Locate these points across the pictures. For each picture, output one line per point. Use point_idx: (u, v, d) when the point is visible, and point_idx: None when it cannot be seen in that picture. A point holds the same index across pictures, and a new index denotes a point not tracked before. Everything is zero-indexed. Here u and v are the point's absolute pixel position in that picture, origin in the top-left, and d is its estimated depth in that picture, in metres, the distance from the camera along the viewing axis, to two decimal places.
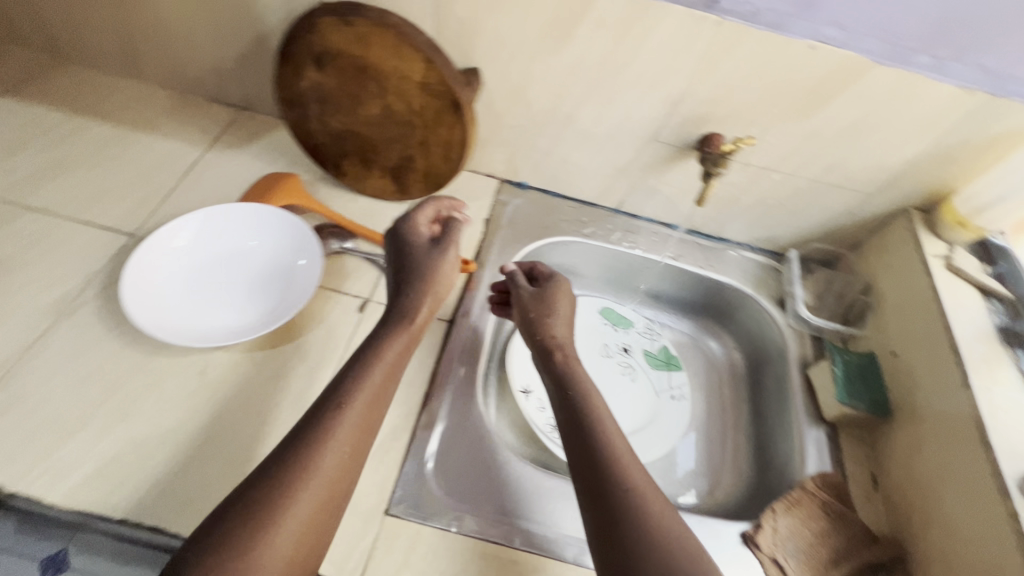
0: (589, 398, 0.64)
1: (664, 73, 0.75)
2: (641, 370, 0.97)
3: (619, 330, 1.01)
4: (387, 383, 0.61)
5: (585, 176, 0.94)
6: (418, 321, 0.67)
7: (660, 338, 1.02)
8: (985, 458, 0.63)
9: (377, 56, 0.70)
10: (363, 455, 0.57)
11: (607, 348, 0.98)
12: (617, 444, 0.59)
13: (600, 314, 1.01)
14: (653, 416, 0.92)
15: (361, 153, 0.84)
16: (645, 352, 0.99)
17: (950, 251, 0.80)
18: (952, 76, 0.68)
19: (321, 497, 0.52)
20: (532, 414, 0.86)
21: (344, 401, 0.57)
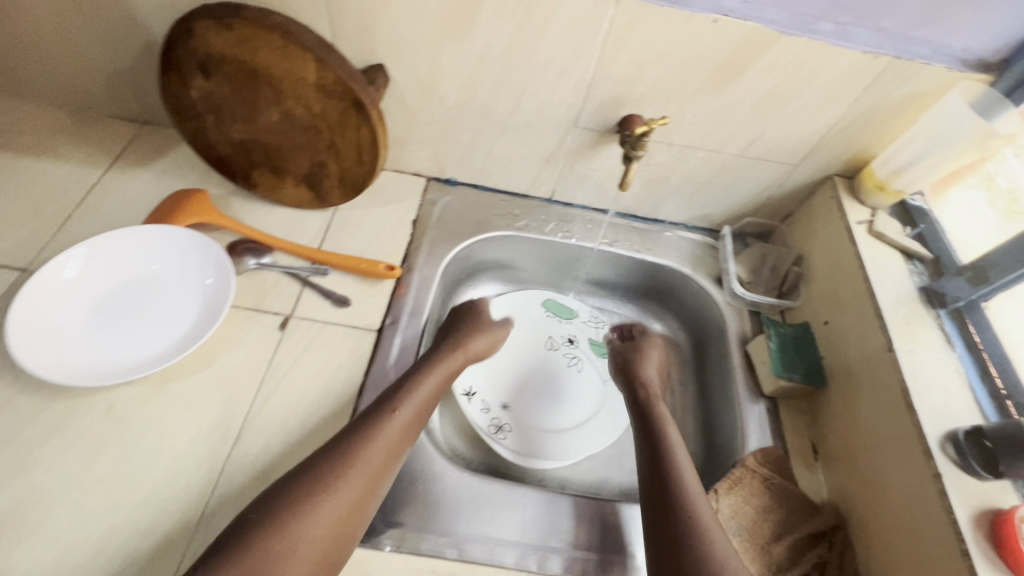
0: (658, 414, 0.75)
1: (573, 56, 0.72)
2: (586, 360, 0.96)
3: (563, 321, 1.00)
4: (433, 397, 0.70)
5: (512, 168, 0.92)
6: (457, 355, 0.76)
7: (605, 325, 1.01)
8: (910, 420, 0.63)
9: (265, 59, 0.66)
10: (401, 454, 0.64)
11: (551, 341, 0.97)
12: (677, 449, 0.69)
13: (544, 307, 1.00)
14: (599, 405, 0.91)
15: (269, 162, 0.79)
16: (591, 341, 0.98)
17: (873, 217, 0.81)
18: (856, 41, 0.67)
19: (362, 482, 0.59)
20: (475, 416, 0.85)
21: (396, 406, 0.65)
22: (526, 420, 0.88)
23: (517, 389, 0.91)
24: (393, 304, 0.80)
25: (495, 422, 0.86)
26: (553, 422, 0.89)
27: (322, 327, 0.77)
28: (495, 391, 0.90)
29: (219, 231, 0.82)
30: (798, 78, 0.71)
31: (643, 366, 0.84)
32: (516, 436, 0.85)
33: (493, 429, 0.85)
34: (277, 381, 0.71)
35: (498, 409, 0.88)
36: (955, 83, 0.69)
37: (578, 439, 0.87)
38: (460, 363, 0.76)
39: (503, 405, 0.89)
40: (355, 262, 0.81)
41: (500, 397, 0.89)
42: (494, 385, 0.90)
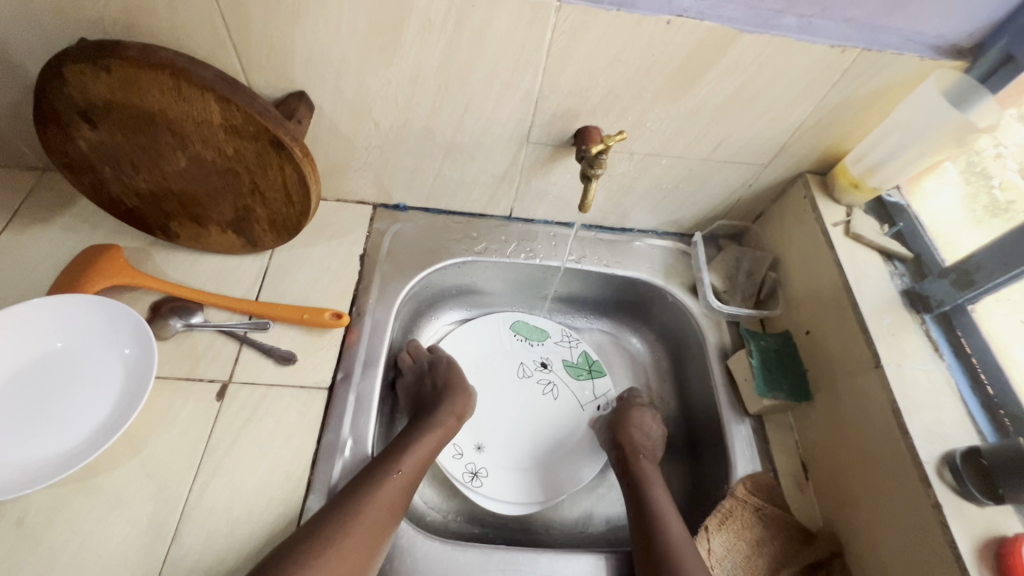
0: (648, 487, 0.71)
1: (516, 69, 0.64)
2: (561, 384, 0.91)
3: (534, 343, 0.94)
4: (417, 474, 0.67)
5: (464, 189, 0.84)
6: (436, 436, 0.72)
7: (578, 343, 0.94)
8: (903, 443, 0.59)
9: (157, 103, 0.57)
10: (387, 536, 0.61)
11: (523, 368, 0.91)
12: (674, 527, 0.66)
13: (513, 330, 0.94)
14: (578, 435, 0.87)
15: (187, 212, 0.70)
16: (565, 363, 0.92)
17: (849, 216, 0.76)
18: (822, 35, 0.61)
19: (363, 542, 0.58)
20: (448, 465, 0.79)
21: (392, 469, 0.65)
22: (502, 460, 0.82)
23: (491, 425, 0.85)
24: (346, 354, 0.74)
25: (470, 468, 0.80)
26: (532, 458, 0.84)
27: (266, 391, 0.69)
28: (467, 432, 0.84)
29: (139, 292, 0.73)
30: (764, 77, 0.65)
31: (631, 430, 0.79)
32: (493, 479, 0.80)
33: (468, 476, 0.79)
34: (218, 461, 0.64)
35: (472, 451, 0.82)
36: (930, 71, 0.64)
37: (557, 475, 0.82)
38: (439, 441, 0.72)
39: (477, 446, 0.83)
40: (298, 311, 0.73)
41: (473, 437, 0.83)
42: (466, 425, 0.84)
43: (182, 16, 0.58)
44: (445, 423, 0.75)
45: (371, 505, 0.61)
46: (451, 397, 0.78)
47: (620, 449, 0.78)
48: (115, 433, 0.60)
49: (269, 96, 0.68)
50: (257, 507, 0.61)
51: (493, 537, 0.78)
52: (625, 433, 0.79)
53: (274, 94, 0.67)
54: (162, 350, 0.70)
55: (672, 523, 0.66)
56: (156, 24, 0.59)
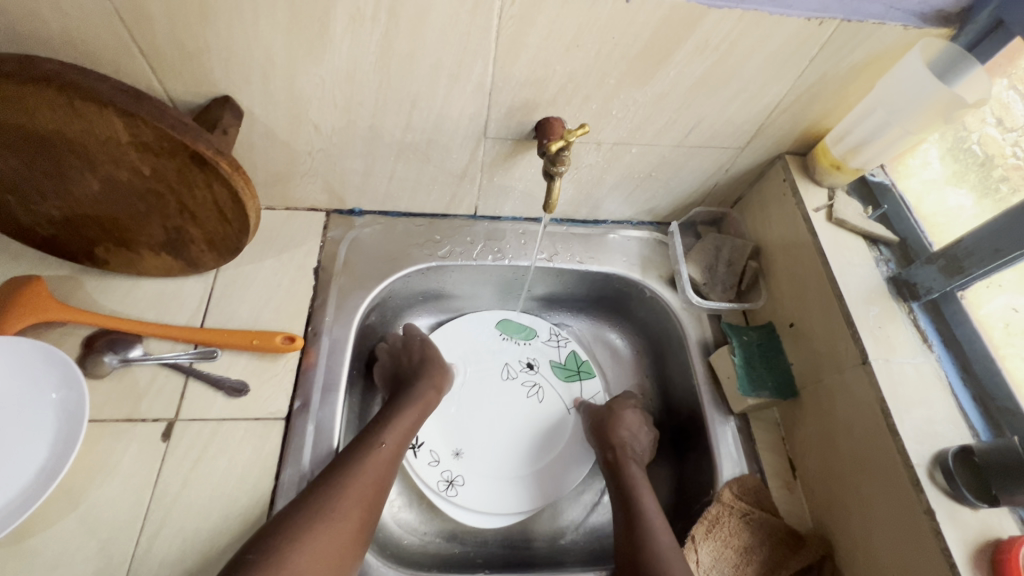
0: (635, 490, 0.69)
1: (463, 61, 0.58)
2: (545, 385, 0.86)
3: (520, 342, 0.89)
4: (402, 444, 0.68)
5: (423, 190, 0.78)
6: (410, 416, 0.71)
7: (567, 342, 0.90)
8: (892, 444, 0.56)
9: (52, 123, 0.50)
10: (378, 503, 0.63)
11: (507, 369, 0.86)
12: (660, 531, 0.63)
13: (497, 330, 0.89)
14: (565, 438, 0.82)
15: (113, 238, 0.64)
16: (552, 363, 0.88)
17: (831, 200, 0.72)
18: (797, 6, 0.55)
19: (356, 511, 0.60)
20: (422, 473, 0.75)
21: (376, 441, 0.66)
22: (481, 467, 0.78)
23: (471, 430, 0.81)
24: (303, 379, 0.69)
25: (446, 476, 0.76)
26: (512, 466, 0.79)
27: (216, 426, 0.64)
28: (448, 437, 0.79)
29: (69, 327, 0.67)
30: (735, 56, 0.59)
31: (619, 429, 0.76)
32: (470, 486, 0.76)
33: (442, 484, 0.75)
34: (166, 507, 0.59)
35: (449, 458, 0.78)
36: (915, 41, 0.59)
37: (542, 483, 0.79)
38: (420, 412, 0.73)
39: (456, 451, 0.79)
40: (247, 336, 0.68)
41: (453, 442, 0.79)
42: (444, 428, 0.80)
43: (72, 18, 0.50)
44: (420, 402, 0.73)
45: (348, 492, 0.60)
46: (426, 379, 0.76)
47: (609, 450, 0.75)
48: (39, 498, 0.54)
49: (191, 102, 0.60)
50: (212, 555, 0.57)
51: (475, 556, 0.75)
52: (613, 434, 0.75)
53: (195, 100, 0.60)
54: (99, 390, 0.64)
55: (659, 528, 0.64)
56: (43, 29, 0.51)
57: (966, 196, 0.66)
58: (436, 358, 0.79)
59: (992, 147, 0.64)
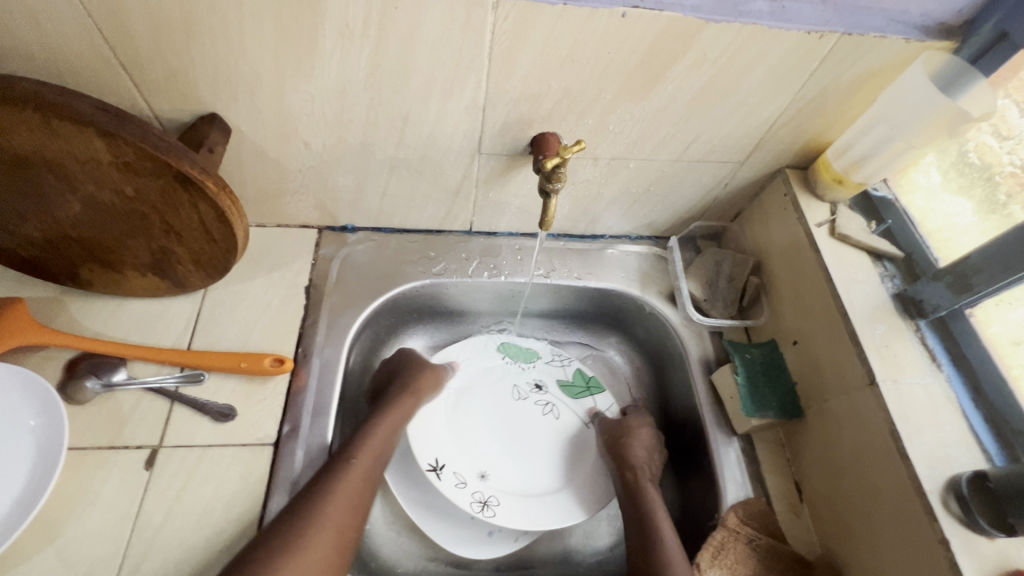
0: (653, 517, 0.66)
1: (456, 76, 0.57)
2: (560, 405, 0.83)
3: (524, 364, 0.85)
4: (379, 457, 0.65)
5: (416, 207, 0.76)
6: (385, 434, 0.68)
7: (570, 362, 0.87)
8: (902, 469, 0.54)
9: (30, 144, 0.49)
10: (356, 525, 0.59)
11: (518, 390, 0.83)
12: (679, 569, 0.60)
13: (501, 353, 0.85)
14: (588, 454, 0.80)
15: (96, 258, 0.62)
16: (560, 383, 0.85)
17: (833, 215, 0.70)
18: (797, 20, 0.54)
19: (331, 536, 0.56)
20: (452, 496, 0.71)
21: (349, 455, 0.63)
22: (509, 487, 0.75)
23: (490, 451, 0.77)
24: (293, 402, 0.66)
25: (478, 498, 0.72)
26: (539, 485, 0.76)
27: (202, 453, 0.61)
28: (466, 461, 0.75)
29: (52, 350, 0.65)
30: (734, 70, 0.58)
31: (635, 450, 0.73)
32: (508, 506, 0.73)
33: (476, 505, 0.72)
34: (147, 539, 0.56)
35: (475, 480, 0.74)
36: (917, 54, 0.57)
37: (583, 497, 0.76)
38: (397, 421, 0.69)
39: (480, 474, 0.75)
40: (235, 358, 0.66)
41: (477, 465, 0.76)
42: (460, 450, 0.76)
43: (53, 36, 0.49)
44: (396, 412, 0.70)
45: (320, 522, 0.56)
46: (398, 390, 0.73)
47: (626, 472, 0.71)
48: (15, 532, 0.52)
49: (177, 120, 0.59)
50: None
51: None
52: (629, 457, 0.72)
53: (181, 118, 0.59)
54: (80, 417, 0.62)
55: (676, 560, 0.61)
56: (24, 47, 0.50)
57: (964, 204, 0.66)
58: (417, 367, 0.76)
59: (990, 156, 0.64)
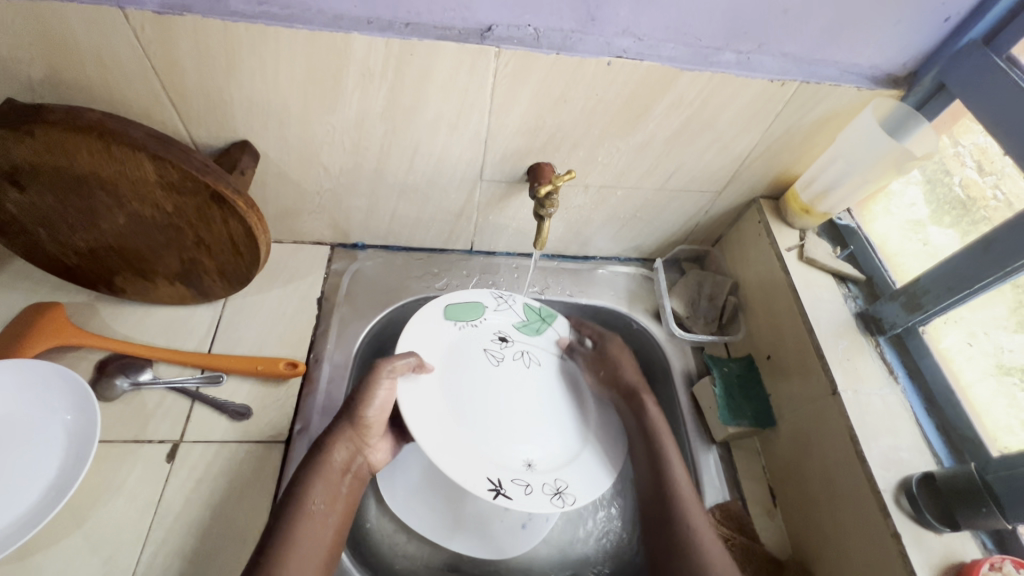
0: (660, 442, 0.71)
1: (462, 112, 0.64)
2: (531, 348, 0.79)
3: (476, 323, 0.78)
4: (314, 542, 0.57)
5: (422, 227, 0.83)
6: (323, 510, 0.59)
7: (513, 300, 0.81)
8: (862, 471, 0.59)
9: (89, 165, 0.56)
10: None
11: (491, 355, 0.76)
12: (686, 496, 0.67)
13: (450, 319, 0.76)
14: (582, 388, 0.79)
15: (132, 267, 0.68)
16: (518, 326, 0.80)
17: (802, 241, 0.77)
18: (760, 70, 0.62)
19: None
20: (529, 505, 0.63)
21: (273, 556, 0.54)
22: (557, 453, 0.71)
23: (523, 432, 0.72)
24: (304, 404, 0.71)
25: (550, 488, 0.66)
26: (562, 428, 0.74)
27: (219, 448, 0.66)
28: (507, 453, 0.68)
29: (84, 351, 0.70)
30: (708, 111, 0.66)
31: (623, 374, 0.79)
32: (574, 476, 0.68)
33: (547, 491, 0.65)
34: (168, 526, 0.61)
35: (529, 475, 0.67)
36: (868, 101, 0.65)
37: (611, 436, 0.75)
38: (325, 490, 0.60)
39: (526, 463, 0.68)
40: (252, 362, 0.72)
41: (518, 457, 0.69)
42: (493, 454, 0.67)
43: (112, 70, 0.56)
44: (329, 479, 0.61)
45: None
46: (325, 454, 0.62)
47: (624, 394, 0.77)
48: (50, 512, 0.57)
49: (212, 145, 0.66)
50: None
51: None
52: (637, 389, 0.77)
53: (216, 143, 0.66)
54: (109, 412, 0.67)
55: (679, 477, 0.68)
56: (86, 79, 0.57)
57: (950, 235, 0.66)
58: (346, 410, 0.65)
59: (974, 190, 0.65)
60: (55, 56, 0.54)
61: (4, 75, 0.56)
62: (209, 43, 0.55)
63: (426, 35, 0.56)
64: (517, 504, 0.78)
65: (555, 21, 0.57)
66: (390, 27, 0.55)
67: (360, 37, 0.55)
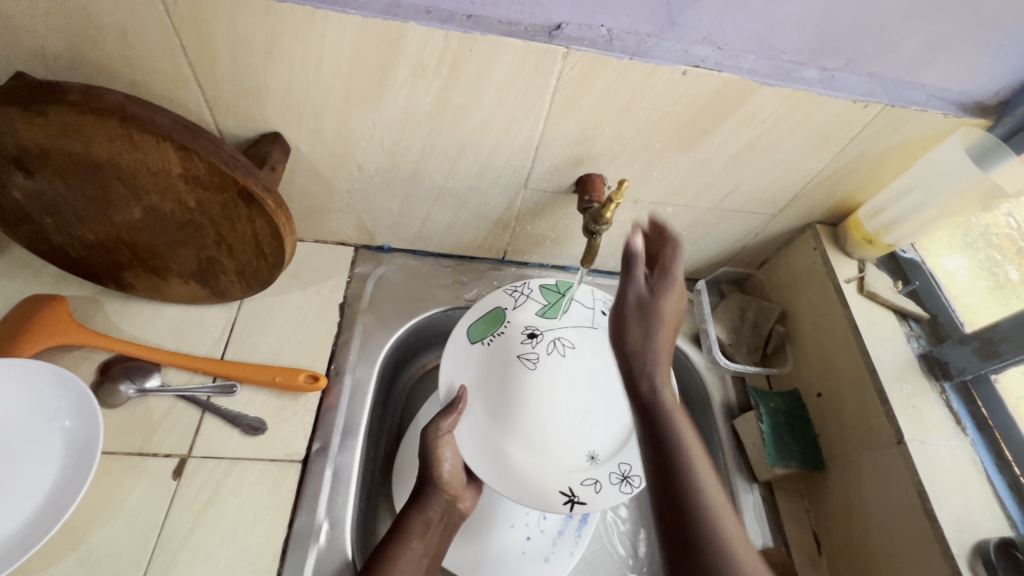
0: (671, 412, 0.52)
1: (516, 116, 0.59)
2: (562, 331, 0.68)
3: (497, 334, 0.69)
4: None
5: (454, 234, 0.78)
6: (417, 555, 0.61)
7: (529, 287, 0.72)
8: (931, 531, 0.55)
9: (107, 152, 0.50)
10: None
11: (527, 359, 0.66)
12: (698, 462, 0.50)
13: (475, 341, 0.68)
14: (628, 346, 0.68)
15: (144, 263, 0.63)
16: (539, 313, 0.70)
17: (862, 273, 0.72)
18: (845, 89, 0.57)
19: None
20: (605, 503, 0.59)
21: None
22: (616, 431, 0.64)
23: (580, 424, 0.63)
24: (323, 419, 0.66)
25: (618, 473, 0.61)
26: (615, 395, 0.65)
27: (230, 466, 0.61)
28: (569, 451, 0.62)
29: (88, 350, 0.65)
30: (781, 130, 0.61)
31: (643, 342, 0.55)
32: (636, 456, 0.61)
33: (616, 481, 0.60)
34: (172, 551, 0.56)
35: (597, 465, 0.61)
36: (955, 128, 0.60)
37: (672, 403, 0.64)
38: (418, 547, 0.61)
39: (590, 456, 0.62)
40: (269, 372, 0.66)
41: (579, 451, 0.62)
42: (557, 457, 0.61)
43: (136, 48, 0.51)
44: (425, 527, 0.63)
45: None
46: (419, 507, 0.64)
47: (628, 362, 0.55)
48: (46, 534, 0.51)
49: (239, 136, 0.60)
50: None
51: None
52: (649, 368, 0.54)
53: (244, 134, 0.60)
54: (111, 420, 0.61)
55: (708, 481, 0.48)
56: (106, 56, 0.51)
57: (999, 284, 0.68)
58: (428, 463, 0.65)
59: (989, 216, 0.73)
60: (73, 27, 0.48)
61: (16, 47, 0.50)
62: (246, 24, 0.49)
63: (490, 30, 0.50)
64: (538, 536, 0.72)
65: (631, 23, 0.51)
66: (451, 18, 0.50)
67: (417, 27, 0.49)
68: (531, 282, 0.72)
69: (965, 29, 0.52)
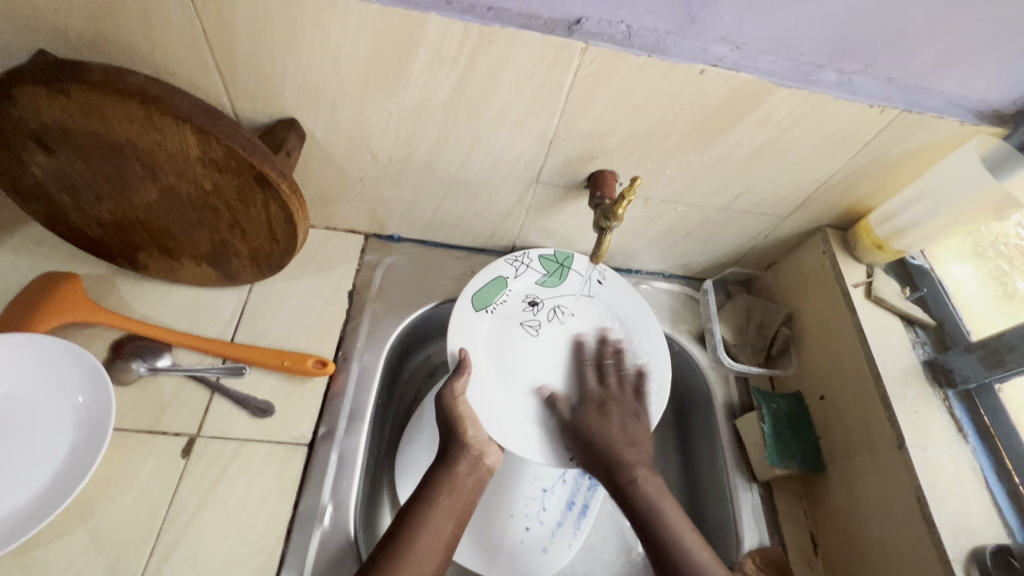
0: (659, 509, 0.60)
1: (531, 110, 0.59)
2: (563, 301, 0.73)
3: (500, 303, 0.70)
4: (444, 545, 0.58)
5: (464, 226, 0.78)
6: (445, 510, 0.60)
7: (529, 257, 0.73)
8: (930, 539, 0.55)
9: (127, 132, 0.51)
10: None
11: (528, 325, 0.70)
12: (669, 516, 0.60)
13: (478, 307, 0.69)
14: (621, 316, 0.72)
15: (157, 245, 0.63)
16: (540, 282, 0.73)
17: (870, 278, 0.73)
18: (862, 93, 0.57)
19: None
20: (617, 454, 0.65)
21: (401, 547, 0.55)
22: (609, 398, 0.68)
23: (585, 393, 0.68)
24: (329, 406, 0.67)
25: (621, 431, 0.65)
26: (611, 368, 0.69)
27: (238, 446, 0.62)
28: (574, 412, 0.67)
29: (101, 328, 0.66)
30: (794, 133, 0.61)
31: (613, 438, 0.64)
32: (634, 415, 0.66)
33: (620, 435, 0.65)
34: (181, 527, 0.57)
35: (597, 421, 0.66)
36: (969, 137, 0.60)
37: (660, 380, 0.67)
38: (452, 503, 0.61)
39: None
40: (278, 356, 0.67)
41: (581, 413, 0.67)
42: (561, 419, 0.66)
43: (158, 31, 0.51)
44: (452, 487, 0.61)
45: None
46: (446, 465, 0.63)
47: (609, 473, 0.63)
48: (60, 505, 0.52)
49: (256, 120, 0.61)
50: None
51: None
52: (620, 450, 0.63)
53: (261, 119, 0.61)
54: (122, 398, 0.62)
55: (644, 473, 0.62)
56: (126, 36, 0.51)
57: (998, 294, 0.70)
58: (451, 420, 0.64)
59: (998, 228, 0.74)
60: (97, 8, 0.49)
61: (38, 25, 0.50)
62: (267, 9, 0.49)
63: (509, 23, 0.50)
64: (536, 527, 0.73)
65: (651, 20, 0.51)
66: (471, 9, 0.50)
67: (437, 18, 0.50)
68: (528, 252, 0.73)
69: (986, 36, 0.52)
